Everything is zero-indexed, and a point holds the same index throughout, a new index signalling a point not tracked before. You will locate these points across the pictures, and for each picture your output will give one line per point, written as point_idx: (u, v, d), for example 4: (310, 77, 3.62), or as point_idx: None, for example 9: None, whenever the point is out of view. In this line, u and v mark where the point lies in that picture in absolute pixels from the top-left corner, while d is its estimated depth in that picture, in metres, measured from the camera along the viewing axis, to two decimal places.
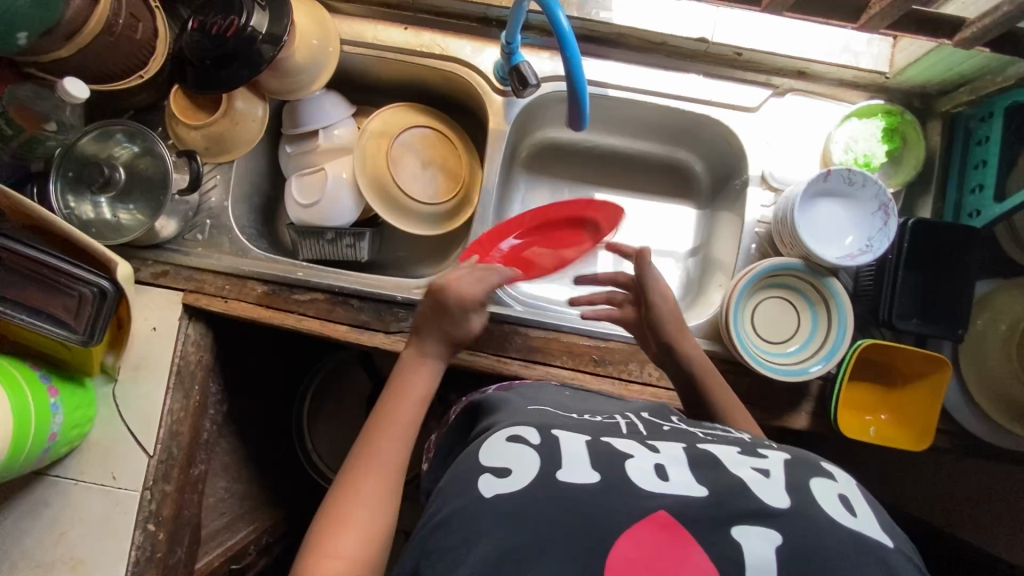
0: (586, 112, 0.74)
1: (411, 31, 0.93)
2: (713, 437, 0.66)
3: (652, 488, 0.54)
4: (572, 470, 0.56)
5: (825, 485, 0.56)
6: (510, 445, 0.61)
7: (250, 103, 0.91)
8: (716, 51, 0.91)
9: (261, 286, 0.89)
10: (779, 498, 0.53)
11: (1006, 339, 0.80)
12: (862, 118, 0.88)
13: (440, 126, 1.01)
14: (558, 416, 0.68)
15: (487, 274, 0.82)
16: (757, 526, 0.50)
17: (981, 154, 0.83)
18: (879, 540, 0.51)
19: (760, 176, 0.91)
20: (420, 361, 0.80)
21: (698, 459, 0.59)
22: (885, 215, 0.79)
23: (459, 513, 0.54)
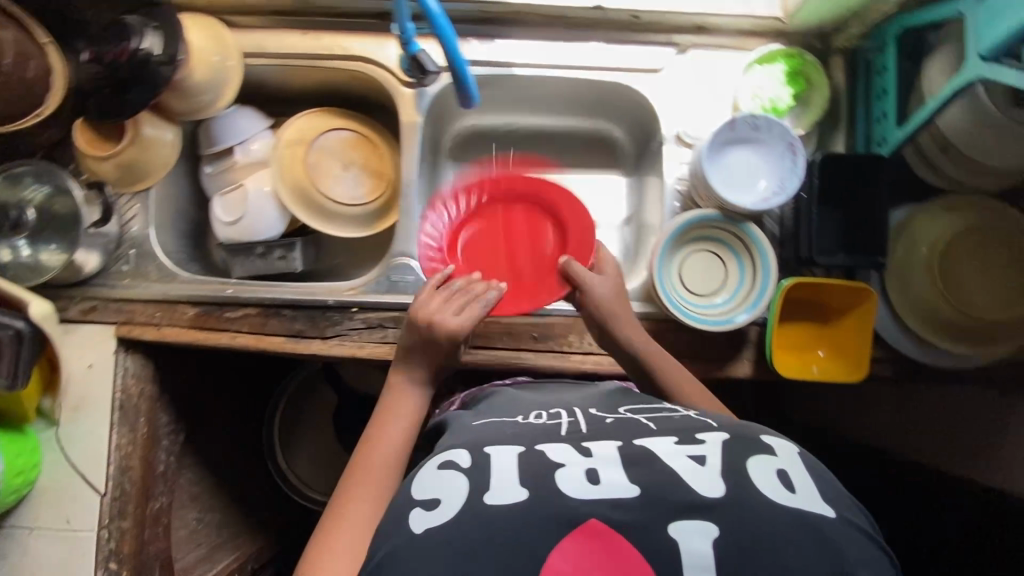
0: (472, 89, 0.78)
1: (311, 36, 0.93)
2: (658, 423, 0.67)
3: (582, 497, 0.55)
4: (500, 492, 0.57)
5: (763, 465, 0.58)
6: (442, 473, 0.62)
7: (159, 128, 0.90)
8: (613, 18, 0.91)
9: (192, 309, 0.89)
10: (715, 490, 0.55)
11: (929, 260, 0.82)
12: (764, 65, 0.90)
13: (360, 127, 1.00)
14: (500, 427, 0.69)
15: (460, 304, 0.80)
16: (688, 521, 0.53)
17: (881, 84, 0.85)
18: (818, 514, 0.55)
19: (675, 136, 0.91)
20: (410, 385, 0.79)
21: (630, 458, 0.59)
22: (793, 153, 0.80)
23: (394, 552, 0.55)
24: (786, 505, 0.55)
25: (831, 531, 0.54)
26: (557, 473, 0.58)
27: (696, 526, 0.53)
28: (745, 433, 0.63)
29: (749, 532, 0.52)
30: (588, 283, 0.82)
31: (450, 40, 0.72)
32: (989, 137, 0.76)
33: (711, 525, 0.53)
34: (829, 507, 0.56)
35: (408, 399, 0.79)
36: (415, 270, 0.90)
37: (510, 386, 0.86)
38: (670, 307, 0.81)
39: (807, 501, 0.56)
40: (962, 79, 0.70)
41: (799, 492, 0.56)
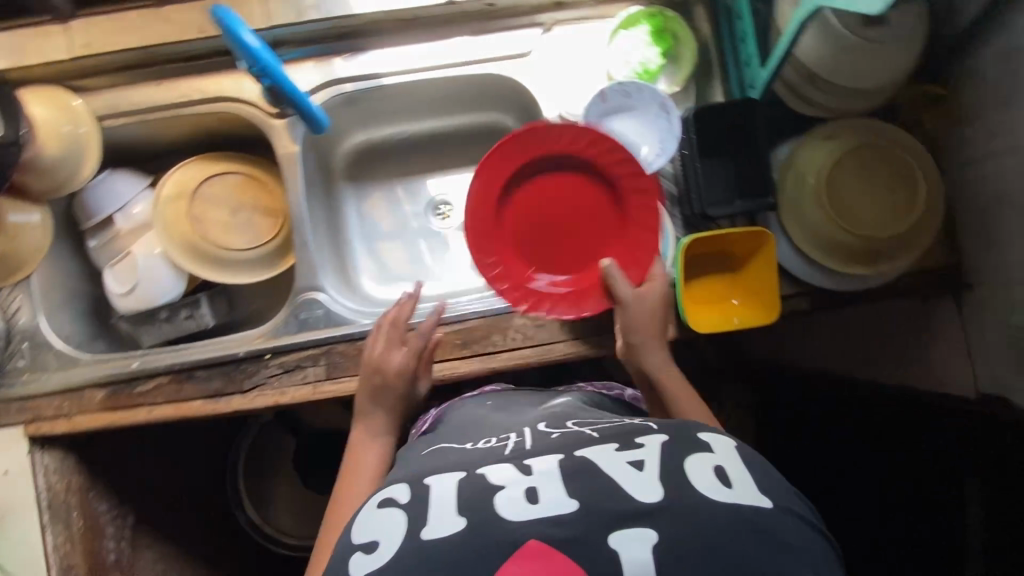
0: (318, 115, 0.80)
1: (165, 86, 0.89)
2: (603, 432, 0.65)
3: (522, 519, 0.55)
4: (436, 524, 0.56)
5: (700, 462, 0.58)
6: (382, 511, 0.60)
7: (25, 214, 0.86)
8: (471, 9, 0.89)
9: (100, 391, 0.85)
10: (653, 494, 0.55)
11: (817, 189, 0.83)
12: (629, 29, 0.89)
13: (247, 167, 0.96)
14: (445, 456, 0.67)
15: (409, 340, 0.84)
16: (632, 529, 0.53)
17: (741, 28, 0.85)
18: (755, 507, 0.55)
19: (558, 117, 0.90)
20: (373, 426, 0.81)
21: (569, 471, 0.58)
22: (667, 113, 0.82)
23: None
24: (722, 501, 0.55)
25: (771, 525, 0.54)
26: (498, 497, 0.57)
27: (637, 535, 0.53)
28: (684, 430, 0.62)
29: (686, 539, 0.52)
30: (622, 297, 0.79)
31: (277, 69, 0.72)
32: (849, 60, 0.77)
33: (650, 530, 0.53)
34: (767, 497, 0.56)
35: (374, 450, 0.80)
36: (324, 303, 0.88)
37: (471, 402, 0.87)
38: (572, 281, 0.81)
39: (743, 495, 0.56)
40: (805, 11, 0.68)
41: (736, 487, 0.56)
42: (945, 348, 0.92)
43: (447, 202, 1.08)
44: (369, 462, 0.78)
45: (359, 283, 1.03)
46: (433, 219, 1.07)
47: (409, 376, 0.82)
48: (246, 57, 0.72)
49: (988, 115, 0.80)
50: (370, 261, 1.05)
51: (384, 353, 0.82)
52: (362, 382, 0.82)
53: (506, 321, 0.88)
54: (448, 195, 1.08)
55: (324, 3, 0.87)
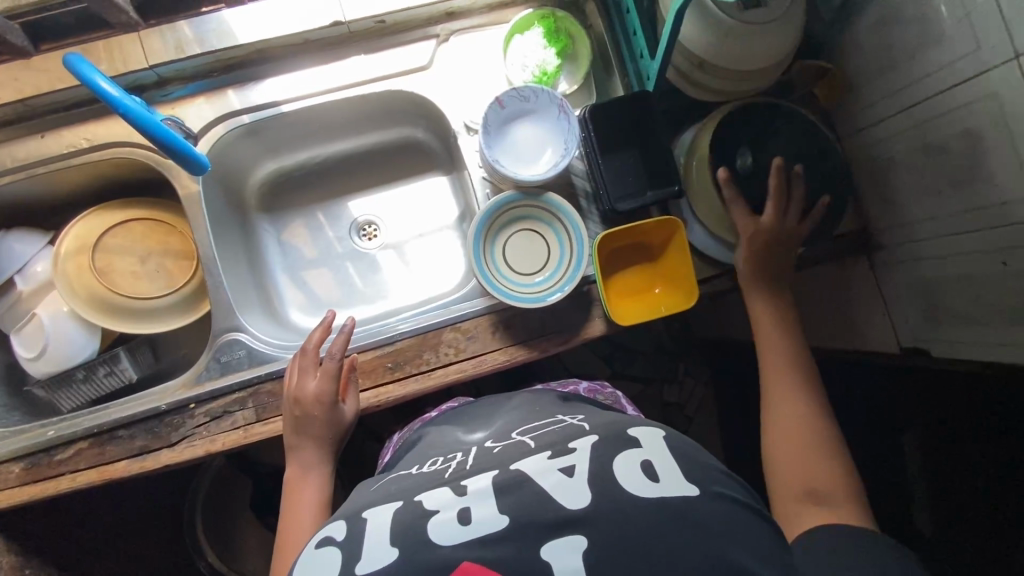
0: (199, 158, 0.75)
1: (49, 138, 0.85)
2: (539, 441, 0.66)
3: (452, 543, 0.54)
4: (369, 556, 0.55)
5: (627, 460, 0.58)
6: (318, 551, 0.58)
7: None
8: (362, 28, 0.88)
9: (18, 464, 0.81)
10: (580, 500, 0.55)
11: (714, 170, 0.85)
12: (524, 33, 0.89)
13: (155, 212, 0.93)
14: (389, 486, 0.66)
15: (322, 364, 0.81)
16: (564, 538, 0.52)
17: (630, 22, 0.86)
18: (683, 496, 0.55)
19: (465, 127, 0.90)
20: (311, 457, 0.79)
21: (503, 486, 0.58)
22: (566, 115, 0.81)
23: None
24: (649, 496, 0.54)
25: (700, 512, 0.54)
26: (430, 521, 0.56)
27: (569, 543, 0.52)
28: (615, 430, 0.63)
29: (616, 544, 0.51)
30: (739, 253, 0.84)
31: (137, 111, 0.68)
32: (731, 44, 0.78)
33: (580, 538, 0.52)
34: (695, 485, 0.56)
35: (313, 480, 0.78)
36: (245, 343, 0.86)
37: (430, 427, 0.86)
38: (488, 284, 0.80)
39: (671, 487, 0.55)
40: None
41: (663, 480, 0.56)
42: (868, 311, 0.95)
43: (371, 222, 1.07)
44: (307, 495, 0.76)
45: (289, 315, 1.01)
46: (358, 240, 1.06)
47: (327, 401, 0.79)
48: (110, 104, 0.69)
49: (872, 82, 0.83)
50: (297, 292, 1.03)
51: (299, 382, 0.80)
52: (285, 418, 0.80)
53: (437, 337, 0.87)
54: (371, 214, 1.07)
55: (205, 36, 0.84)
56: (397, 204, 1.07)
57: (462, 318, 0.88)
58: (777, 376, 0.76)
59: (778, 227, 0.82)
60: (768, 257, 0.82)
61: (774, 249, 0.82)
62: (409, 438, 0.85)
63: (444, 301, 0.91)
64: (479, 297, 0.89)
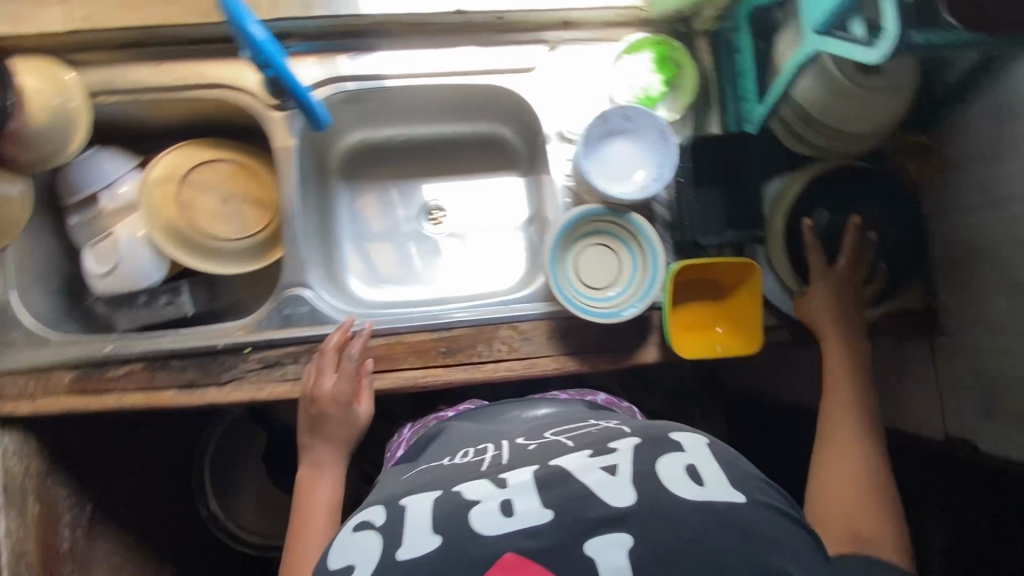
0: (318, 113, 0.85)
1: (163, 68, 0.87)
2: (577, 440, 0.66)
3: (495, 533, 0.52)
4: (412, 543, 0.53)
5: (669, 463, 0.57)
6: (356, 535, 0.57)
7: (6, 182, 0.83)
8: (480, 20, 0.90)
9: (69, 374, 0.82)
10: (625, 498, 0.54)
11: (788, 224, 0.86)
12: (633, 55, 0.91)
13: (242, 156, 0.96)
14: (421, 476, 0.65)
15: (337, 366, 0.83)
16: (608, 534, 0.51)
17: (741, 63, 0.88)
18: (729, 502, 0.54)
19: (559, 134, 0.92)
20: (322, 452, 0.82)
21: (544, 480, 0.57)
22: (666, 141, 0.82)
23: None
24: (694, 499, 0.54)
25: (747, 519, 0.53)
26: (471, 513, 0.54)
27: (613, 540, 0.51)
28: (656, 433, 0.62)
29: (661, 546, 0.50)
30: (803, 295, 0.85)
31: (279, 61, 0.77)
32: (842, 103, 0.79)
33: (626, 535, 0.51)
34: (740, 492, 0.55)
35: (327, 470, 0.81)
36: (309, 300, 0.87)
37: (454, 422, 0.85)
38: (562, 299, 0.80)
39: (716, 491, 0.55)
40: (806, 52, 0.72)
41: (707, 484, 0.55)
42: (919, 389, 0.95)
43: (440, 208, 1.08)
44: (324, 484, 0.80)
45: (348, 283, 1.02)
46: (425, 223, 1.08)
47: (342, 401, 0.81)
48: (253, 48, 0.77)
49: (971, 169, 0.83)
50: (359, 261, 1.05)
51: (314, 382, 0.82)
52: (301, 416, 0.82)
53: (492, 332, 0.88)
54: (442, 200, 1.08)
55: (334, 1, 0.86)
56: (470, 195, 1.09)
57: (521, 318, 0.88)
58: (835, 392, 0.78)
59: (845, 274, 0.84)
60: (841, 295, 0.83)
61: (846, 292, 0.84)
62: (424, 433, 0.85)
63: (504, 298, 0.91)
64: (541, 302, 0.89)
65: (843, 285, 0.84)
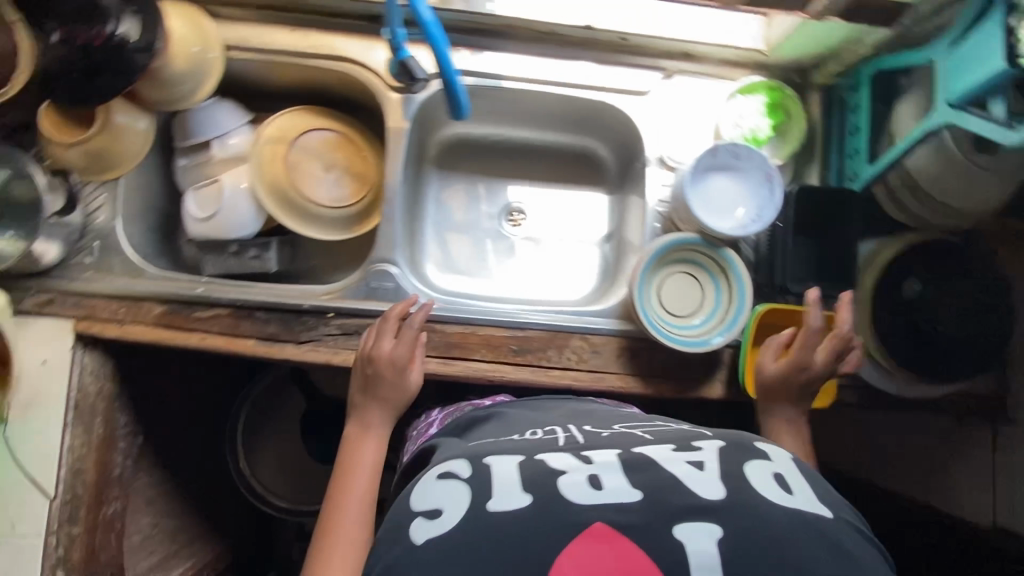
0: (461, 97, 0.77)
1: (298, 33, 0.90)
2: (655, 435, 0.66)
3: (585, 503, 0.55)
4: (502, 497, 0.56)
5: (758, 469, 0.58)
6: (441, 482, 0.60)
7: (133, 117, 0.86)
8: (605, 38, 0.92)
9: (159, 306, 0.85)
10: (716, 492, 0.55)
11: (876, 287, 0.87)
12: (746, 95, 0.92)
13: (348, 128, 0.99)
14: (495, 443, 0.67)
15: (397, 333, 0.83)
16: (698, 522, 0.53)
17: (854, 121, 0.89)
18: (817, 514, 0.55)
19: (659, 159, 0.94)
20: (370, 414, 0.81)
21: (633, 462, 0.58)
22: (771, 185, 0.83)
23: (398, 564, 0.54)
24: (785, 505, 0.55)
25: (835, 533, 0.54)
26: (560, 480, 0.57)
27: (702, 528, 0.52)
28: (741, 440, 0.63)
29: (749, 540, 0.52)
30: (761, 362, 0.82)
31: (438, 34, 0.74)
32: (952, 177, 0.80)
33: (713, 525, 0.53)
34: (828, 507, 0.56)
35: (370, 436, 0.80)
36: (395, 277, 0.90)
37: (505, 409, 0.82)
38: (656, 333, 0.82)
39: (804, 502, 0.56)
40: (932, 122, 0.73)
41: (796, 493, 0.57)
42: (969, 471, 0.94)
43: (521, 210, 1.10)
44: (367, 450, 0.79)
45: (423, 267, 1.05)
46: (505, 224, 1.10)
47: (398, 365, 0.81)
48: (422, 27, 0.77)
49: None
50: (437, 249, 1.07)
51: (372, 345, 0.83)
52: (356, 374, 0.82)
53: (565, 339, 0.89)
54: (525, 204, 1.10)
55: None
56: (554, 203, 1.10)
57: (595, 331, 0.90)
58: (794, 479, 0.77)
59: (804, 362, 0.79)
60: (790, 380, 0.80)
61: (796, 380, 0.79)
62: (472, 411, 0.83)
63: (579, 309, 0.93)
64: (615, 319, 0.91)
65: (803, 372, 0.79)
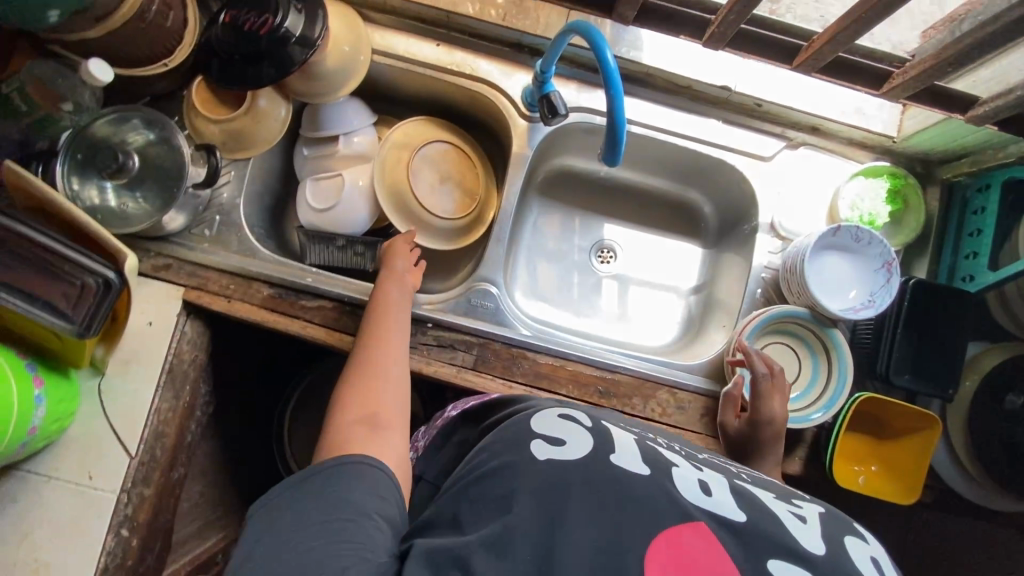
0: (621, 148, 0.70)
1: (443, 48, 0.93)
2: (750, 476, 0.66)
3: (694, 501, 0.55)
4: (624, 456, 0.58)
5: (856, 549, 0.55)
6: (565, 423, 0.63)
7: (274, 103, 0.89)
8: (738, 101, 0.93)
9: (267, 288, 0.88)
10: (816, 546, 0.53)
11: (976, 395, 0.85)
12: (868, 178, 0.92)
13: (461, 143, 1.01)
14: (605, 417, 0.70)
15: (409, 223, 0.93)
16: (789, 565, 0.50)
17: (976, 222, 0.89)
18: None
19: (770, 224, 0.94)
20: (395, 280, 0.85)
21: (738, 489, 0.59)
22: (888, 273, 0.83)
23: (510, 466, 0.56)
24: None
25: None
26: (673, 469, 0.59)
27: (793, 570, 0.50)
28: (840, 517, 0.61)
29: None
30: (723, 422, 0.84)
31: (615, 80, 0.66)
32: None
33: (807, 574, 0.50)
34: None
35: (394, 280, 0.85)
36: (495, 298, 0.92)
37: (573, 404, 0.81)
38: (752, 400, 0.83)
39: None
40: None
41: None
42: None
43: (613, 249, 1.11)
44: (392, 311, 0.82)
45: (511, 290, 1.06)
46: (594, 260, 1.10)
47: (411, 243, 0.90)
48: (599, 71, 0.69)
49: None
50: (526, 273, 1.08)
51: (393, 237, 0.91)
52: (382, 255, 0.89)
53: (652, 390, 0.89)
54: (618, 244, 1.11)
55: (618, 41, 0.90)
56: (648, 249, 1.11)
57: (682, 386, 0.89)
58: None
59: (759, 420, 0.79)
60: (755, 429, 0.80)
61: (762, 430, 0.80)
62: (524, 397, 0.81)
63: (667, 361, 0.93)
64: (703, 375, 0.91)
65: (767, 428, 0.79)
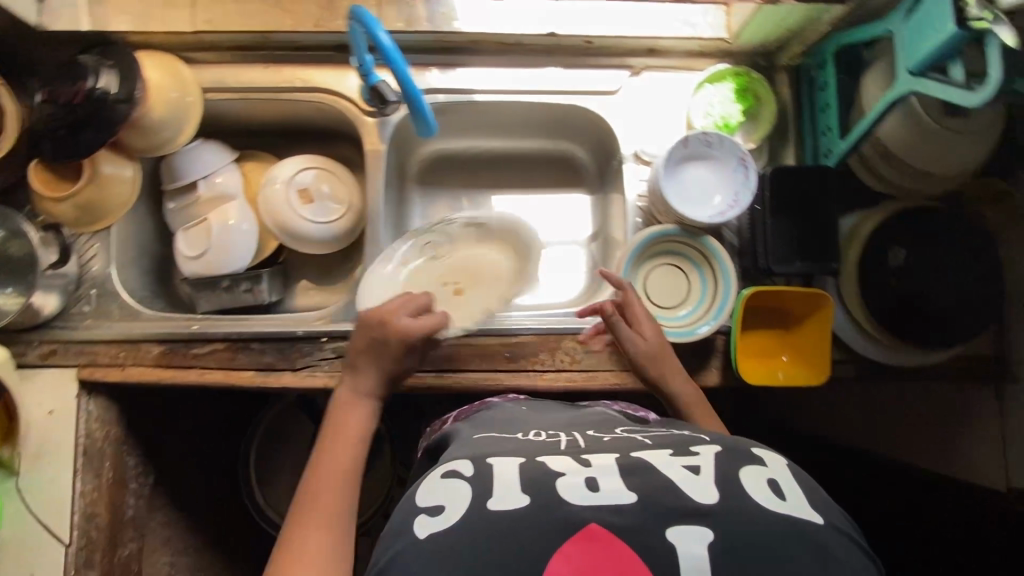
0: (428, 117, 0.79)
1: (271, 69, 0.93)
2: (654, 439, 0.61)
3: (581, 504, 0.51)
4: (502, 497, 0.52)
5: (752, 475, 0.53)
6: (443, 481, 0.56)
7: (118, 166, 0.88)
8: (569, 43, 0.94)
9: (156, 347, 0.88)
10: (708, 496, 0.51)
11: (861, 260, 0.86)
12: (714, 84, 0.93)
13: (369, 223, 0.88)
14: (499, 441, 0.63)
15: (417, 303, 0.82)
16: (687, 527, 0.49)
17: (823, 98, 0.89)
18: (808, 518, 0.51)
19: (634, 154, 0.95)
20: (354, 400, 0.79)
21: (628, 466, 0.54)
22: (745, 168, 0.84)
23: (397, 560, 0.50)
24: (774, 510, 0.50)
25: (815, 532, 0.50)
26: (558, 482, 0.53)
27: (692, 532, 0.49)
28: (736, 444, 0.58)
29: (740, 540, 0.48)
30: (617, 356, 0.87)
31: (396, 58, 0.73)
32: (930, 145, 0.78)
33: (704, 530, 0.49)
34: (819, 512, 0.51)
35: (342, 440, 0.77)
36: None
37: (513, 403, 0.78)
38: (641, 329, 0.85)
39: (796, 506, 0.51)
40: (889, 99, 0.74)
41: (789, 498, 0.52)
42: None
43: None
44: (345, 438, 0.77)
45: None
46: None
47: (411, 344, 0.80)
48: (382, 53, 0.74)
49: None
50: None
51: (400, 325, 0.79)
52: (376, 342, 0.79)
53: (557, 342, 0.89)
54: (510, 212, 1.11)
55: (433, 17, 0.91)
56: (539, 208, 1.11)
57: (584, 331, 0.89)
58: None
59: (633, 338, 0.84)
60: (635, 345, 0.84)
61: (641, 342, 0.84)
62: (480, 408, 0.80)
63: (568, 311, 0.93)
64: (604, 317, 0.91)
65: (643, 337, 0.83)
